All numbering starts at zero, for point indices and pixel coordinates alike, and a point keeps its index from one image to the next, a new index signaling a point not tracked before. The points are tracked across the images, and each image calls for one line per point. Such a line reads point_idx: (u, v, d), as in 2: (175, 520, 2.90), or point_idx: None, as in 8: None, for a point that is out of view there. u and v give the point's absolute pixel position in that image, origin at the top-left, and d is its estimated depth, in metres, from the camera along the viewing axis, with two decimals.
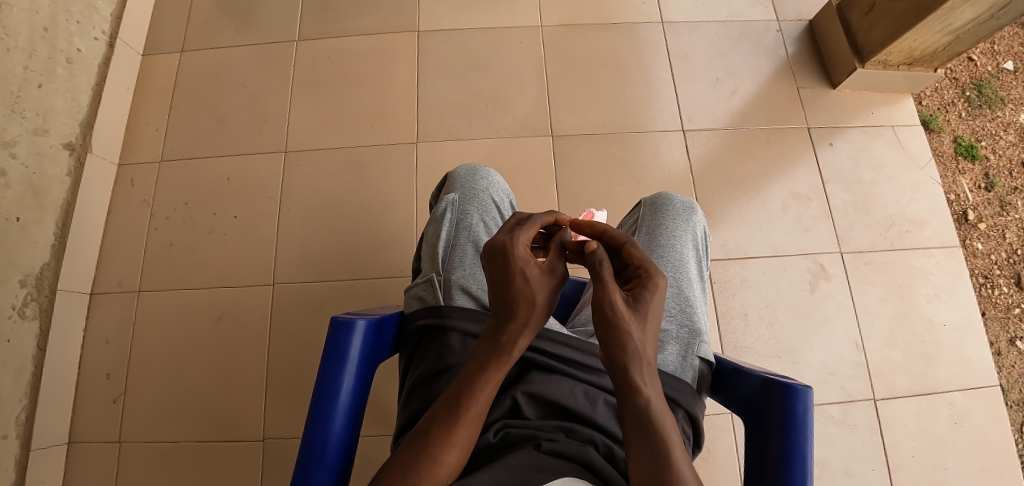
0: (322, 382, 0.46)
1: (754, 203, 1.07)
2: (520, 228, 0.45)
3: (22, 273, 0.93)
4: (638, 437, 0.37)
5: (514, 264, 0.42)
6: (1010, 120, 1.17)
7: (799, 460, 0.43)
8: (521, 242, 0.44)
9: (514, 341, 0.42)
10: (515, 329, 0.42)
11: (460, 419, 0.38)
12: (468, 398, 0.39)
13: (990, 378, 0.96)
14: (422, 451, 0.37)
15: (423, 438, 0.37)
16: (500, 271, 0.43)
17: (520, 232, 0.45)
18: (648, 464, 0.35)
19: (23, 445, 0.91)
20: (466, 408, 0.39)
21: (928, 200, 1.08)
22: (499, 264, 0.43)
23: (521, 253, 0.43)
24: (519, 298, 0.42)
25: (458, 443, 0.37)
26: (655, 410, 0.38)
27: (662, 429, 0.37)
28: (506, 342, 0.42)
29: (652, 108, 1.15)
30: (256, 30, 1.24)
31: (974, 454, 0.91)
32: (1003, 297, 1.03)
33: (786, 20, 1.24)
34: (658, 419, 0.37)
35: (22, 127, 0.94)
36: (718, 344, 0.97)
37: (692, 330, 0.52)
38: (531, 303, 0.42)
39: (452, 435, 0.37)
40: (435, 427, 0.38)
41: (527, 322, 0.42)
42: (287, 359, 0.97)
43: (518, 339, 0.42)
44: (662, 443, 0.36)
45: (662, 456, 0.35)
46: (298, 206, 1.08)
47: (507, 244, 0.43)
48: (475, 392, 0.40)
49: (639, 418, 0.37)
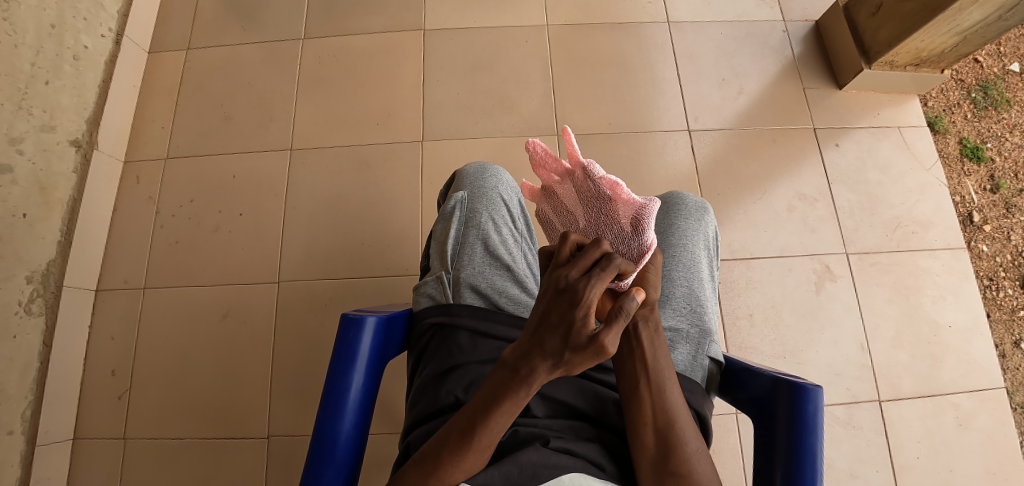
0: (332, 379, 0.46)
1: (760, 203, 1.07)
2: (596, 277, 0.35)
3: (28, 270, 0.93)
4: (644, 379, 0.42)
5: (575, 313, 0.34)
6: (1017, 122, 1.16)
7: (810, 460, 0.43)
8: (590, 293, 0.35)
9: (534, 380, 0.36)
10: (541, 372, 0.36)
11: (469, 447, 0.36)
12: (479, 428, 0.36)
13: (996, 380, 0.95)
14: (432, 473, 0.36)
15: (432, 460, 0.37)
16: (556, 312, 0.36)
17: (596, 281, 0.35)
18: (649, 408, 0.41)
19: (29, 441, 0.91)
20: (478, 437, 0.36)
21: (934, 201, 1.07)
22: (558, 306, 0.36)
23: (587, 307, 0.35)
24: (551, 348, 0.35)
25: (464, 468, 0.36)
26: (656, 357, 0.43)
27: (664, 371, 0.42)
28: (526, 376, 0.36)
29: (657, 107, 1.15)
30: (263, 27, 1.24)
31: (979, 456, 0.91)
32: (1009, 300, 1.03)
33: (792, 20, 1.24)
34: (658, 364, 0.42)
35: (29, 124, 0.94)
36: (723, 344, 0.97)
37: (702, 330, 0.52)
38: (562, 359, 0.35)
39: (461, 461, 0.36)
40: (445, 452, 0.36)
41: (556, 370, 0.36)
42: (293, 358, 0.97)
43: (538, 378, 0.36)
44: (661, 388, 0.41)
45: (663, 396, 0.41)
46: (304, 204, 1.08)
47: (576, 293, 0.35)
48: (489, 421, 0.36)
49: (642, 369, 0.42)
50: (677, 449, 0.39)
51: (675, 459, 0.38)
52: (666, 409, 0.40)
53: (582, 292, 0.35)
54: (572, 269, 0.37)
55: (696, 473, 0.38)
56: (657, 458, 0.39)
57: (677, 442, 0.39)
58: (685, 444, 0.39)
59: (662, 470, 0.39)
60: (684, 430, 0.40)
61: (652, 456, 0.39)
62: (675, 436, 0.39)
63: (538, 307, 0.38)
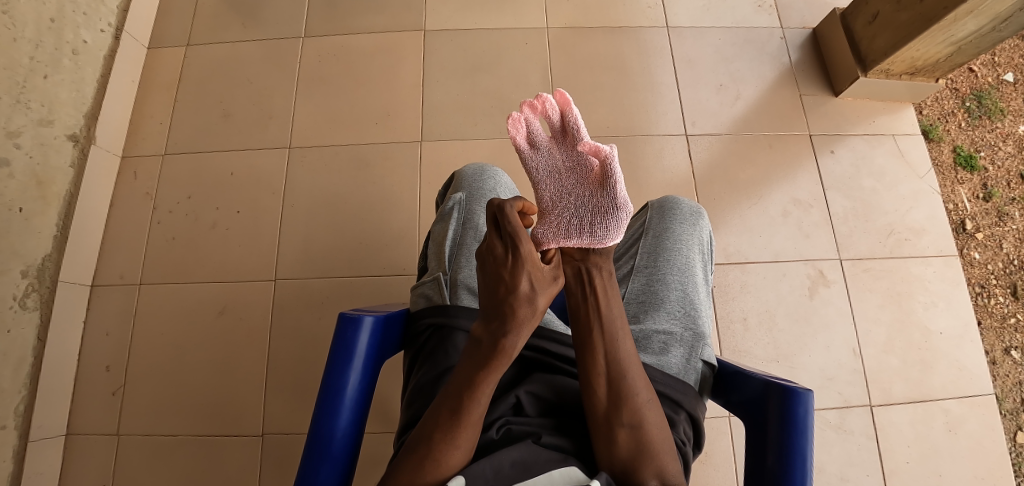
0: (330, 376, 0.47)
1: (755, 207, 1.08)
2: (517, 232, 0.40)
3: (23, 264, 0.93)
4: (597, 330, 0.44)
5: (522, 270, 0.40)
6: (1010, 132, 1.18)
7: (799, 461, 0.44)
8: (525, 250, 0.40)
9: (516, 343, 0.40)
10: (517, 333, 0.40)
11: (460, 427, 0.37)
12: (468, 402, 0.38)
13: (985, 387, 0.96)
14: (426, 455, 0.36)
15: (424, 446, 0.37)
16: (506, 283, 0.40)
17: (516, 237, 0.40)
18: (603, 361, 0.42)
19: (21, 436, 0.91)
20: (469, 410, 0.38)
21: (927, 208, 1.09)
22: (506, 280, 0.40)
23: (526, 260, 0.40)
24: (523, 304, 0.40)
25: (461, 446, 0.37)
26: (609, 307, 0.45)
27: (617, 323, 0.44)
28: (504, 345, 0.39)
29: (657, 112, 1.16)
30: (263, 25, 1.24)
31: (967, 461, 0.92)
32: (999, 307, 1.04)
33: (790, 27, 1.25)
34: (609, 313, 0.44)
35: (27, 118, 0.94)
36: (717, 347, 0.97)
37: (695, 333, 0.53)
38: (535, 307, 0.40)
39: (456, 438, 0.37)
40: (439, 431, 0.37)
41: (529, 324, 0.40)
42: (289, 355, 0.97)
43: (518, 339, 0.40)
44: (614, 339, 0.43)
45: (614, 348, 0.43)
46: (302, 202, 1.08)
47: (523, 259, 0.40)
48: (476, 396, 0.38)
49: (595, 317, 0.44)
50: (630, 400, 0.41)
51: (629, 410, 0.40)
52: (618, 360, 0.42)
53: (521, 257, 0.40)
54: (494, 242, 0.41)
55: (646, 423, 0.40)
56: (609, 411, 0.41)
57: (629, 395, 0.41)
58: (638, 395, 0.41)
59: (613, 421, 0.40)
60: (635, 382, 0.42)
61: (607, 407, 0.41)
62: (627, 388, 0.41)
63: (491, 292, 0.41)
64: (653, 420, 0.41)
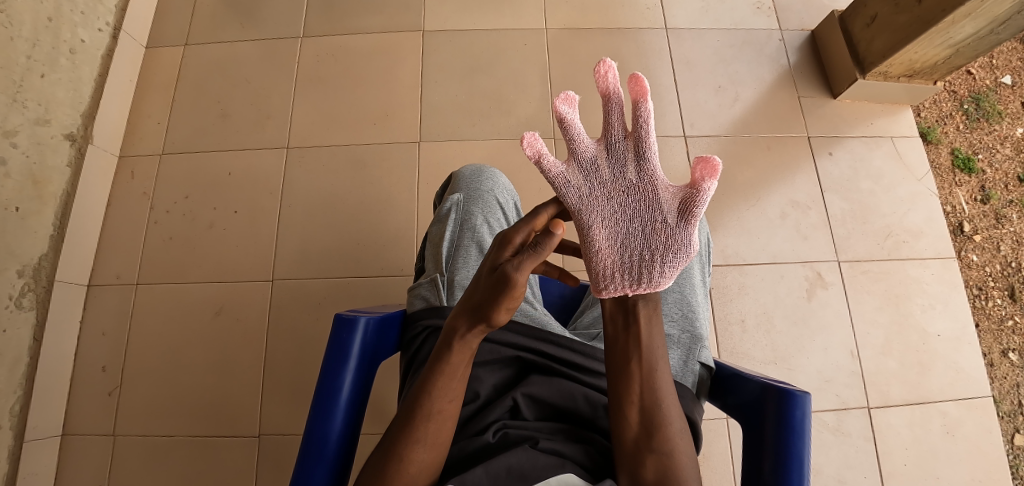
0: (324, 378, 0.46)
1: (753, 209, 1.08)
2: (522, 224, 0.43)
3: (19, 264, 0.92)
4: (636, 358, 0.43)
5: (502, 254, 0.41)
6: (1008, 134, 1.18)
7: (796, 465, 0.43)
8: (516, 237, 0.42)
9: (470, 341, 0.41)
10: (473, 332, 0.40)
11: (419, 421, 0.39)
12: (423, 397, 0.40)
13: (983, 389, 0.96)
14: (391, 451, 0.39)
15: (393, 439, 0.39)
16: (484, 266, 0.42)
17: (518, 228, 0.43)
18: (637, 388, 0.42)
19: (17, 437, 0.90)
20: (425, 405, 0.40)
21: (925, 210, 1.09)
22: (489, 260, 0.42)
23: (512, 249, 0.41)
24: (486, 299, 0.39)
25: (421, 441, 0.39)
26: (650, 336, 0.44)
27: (656, 351, 0.44)
28: (458, 338, 0.41)
29: (655, 113, 1.16)
30: (262, 25, 1.24)
31: (964, 463, 0.92)
32: (997, 309, 1.04)
33: (789, 29, 1.25)
34: (650, 340, 0.44)
35: (23, 118, 0.93)
36: (714, 349, 0.97)
37: (692, 335, 0.53)
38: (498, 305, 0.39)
39: (416, 433, 0.39)
40: (402, 430, 0.39)
41: (487, 325, 0.40)
42: (286, 355, 0.97)
43: (472, 337, 0.41)
44: (652, 368, 0.43)
45: (651, 376, 0.43)
46: (300, 203, 1.08)
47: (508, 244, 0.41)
48: (433, 391, 0.40)
49: (634, 345, 0.44)
50: (661, 428, 0.41)
51: (659, 438, 0.41)
52: (653, 388, 0.42)
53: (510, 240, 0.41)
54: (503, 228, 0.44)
55: (676, 451, 0.41)
56: (640, 436, 0.41)
57: (661, 423, 0.41)
58: (670, 423, 0.42)
59: (641, 446, 0.40)
60: (668, 411, 0.42)
61: (637, 434, 0.41)
62: (661, 416, 0.42)
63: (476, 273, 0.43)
64: (683, 450, 0.41)
